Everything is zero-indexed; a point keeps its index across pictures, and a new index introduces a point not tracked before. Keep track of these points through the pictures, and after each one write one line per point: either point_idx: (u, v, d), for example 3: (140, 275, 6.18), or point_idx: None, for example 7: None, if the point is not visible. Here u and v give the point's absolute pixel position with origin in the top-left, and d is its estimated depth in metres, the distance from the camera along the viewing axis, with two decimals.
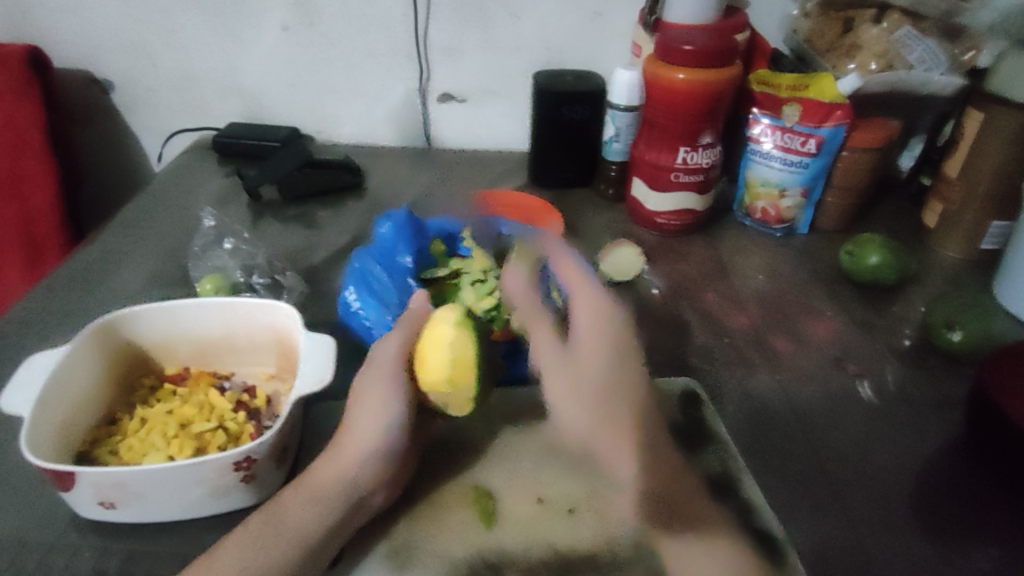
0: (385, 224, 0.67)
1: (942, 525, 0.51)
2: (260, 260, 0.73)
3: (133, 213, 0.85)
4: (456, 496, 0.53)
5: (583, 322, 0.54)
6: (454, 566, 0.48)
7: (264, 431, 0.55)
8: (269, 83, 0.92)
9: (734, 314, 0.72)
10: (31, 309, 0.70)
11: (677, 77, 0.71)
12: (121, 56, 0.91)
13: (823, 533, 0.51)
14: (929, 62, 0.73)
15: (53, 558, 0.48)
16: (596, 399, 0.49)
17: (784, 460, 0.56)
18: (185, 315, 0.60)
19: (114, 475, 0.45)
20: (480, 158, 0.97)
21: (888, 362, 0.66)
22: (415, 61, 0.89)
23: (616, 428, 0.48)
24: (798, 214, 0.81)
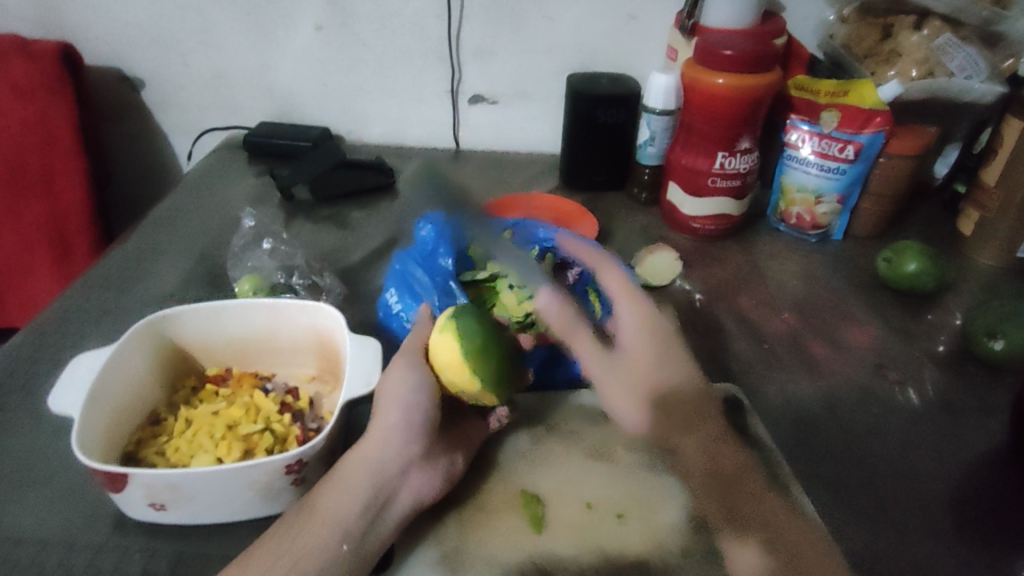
0: (425, 226, 0.66)
1: (991, 533, 0.51)
2: (297, 261, 0.73)
3: (165, 212, 0.86)
4: (504, 501, 0.53)
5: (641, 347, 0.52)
6: (504, 571, 0.48)
7: (310, 434, 0.55)
8: (300, 83, 0.92)
9: (771, 320, 0.71)
10: (69, 308, 0.70)
11: (716, 82, 0.71)
12: (152, 55, 0.91)
13: (872, 541, 0.50)
14: (969, 70, 0.72)
15: (104, 558, 0.48)
16: None
17: (829, 466, 0.56)
18: (228, 316, 0.60)
19: (169, 477, 0.45)
20: (510, 160, 0.97)
21: (928, 370, 0.65)
22: (447, 63, 0.89)
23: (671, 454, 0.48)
24: (833, 220, 0.80)
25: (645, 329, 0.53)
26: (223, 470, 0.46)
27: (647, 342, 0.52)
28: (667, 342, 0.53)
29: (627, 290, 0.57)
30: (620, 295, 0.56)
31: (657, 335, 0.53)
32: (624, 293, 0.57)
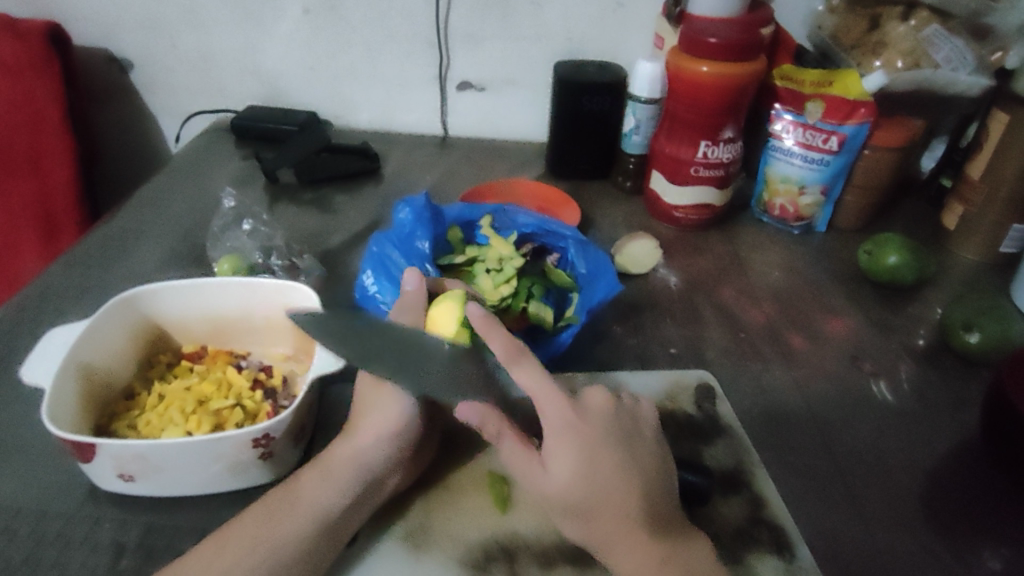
0: (404, 209, 0.67)
1: (953, 523, 0.51)
2: (277, 242, 0.73)
3: (151, 192, 0.86)
4: (470, 479, 0.53)
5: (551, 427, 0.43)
6: (467, 548, 0.49)
7: (281, 410, 0.55)
8: (287, 66, 0.92)
9: (750, 309, 0.71)
10: (50, 284, 0.70)
11: (700, 70, 0.71)
12: (141, 36, 0.91)
13: (836, 529, 0.50)
14: (956, 62, 0.72)
15: (73, 528, 0.49)
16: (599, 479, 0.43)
17: (797, 454, 0.56)
18: (204, 293, 0.60)
19: (135, 448, 0.45)
20: (497, 147, 0.97)
21: (904, 363, 0.65)
22: (434, 48, 0.89)
23: (603, 527, 0.43)
24: (817, 212, 0.80)
25: (561, 443, 0.43)
26: (190, 443, 0.46)
27: (566, 461, 0.43)
28: (591, 464, 0.43)
29: (546, 395, 0.43)
30: (537, 397, 0.44)
31: (577, 445, 0.43)
32: (540, 394, 0.44)
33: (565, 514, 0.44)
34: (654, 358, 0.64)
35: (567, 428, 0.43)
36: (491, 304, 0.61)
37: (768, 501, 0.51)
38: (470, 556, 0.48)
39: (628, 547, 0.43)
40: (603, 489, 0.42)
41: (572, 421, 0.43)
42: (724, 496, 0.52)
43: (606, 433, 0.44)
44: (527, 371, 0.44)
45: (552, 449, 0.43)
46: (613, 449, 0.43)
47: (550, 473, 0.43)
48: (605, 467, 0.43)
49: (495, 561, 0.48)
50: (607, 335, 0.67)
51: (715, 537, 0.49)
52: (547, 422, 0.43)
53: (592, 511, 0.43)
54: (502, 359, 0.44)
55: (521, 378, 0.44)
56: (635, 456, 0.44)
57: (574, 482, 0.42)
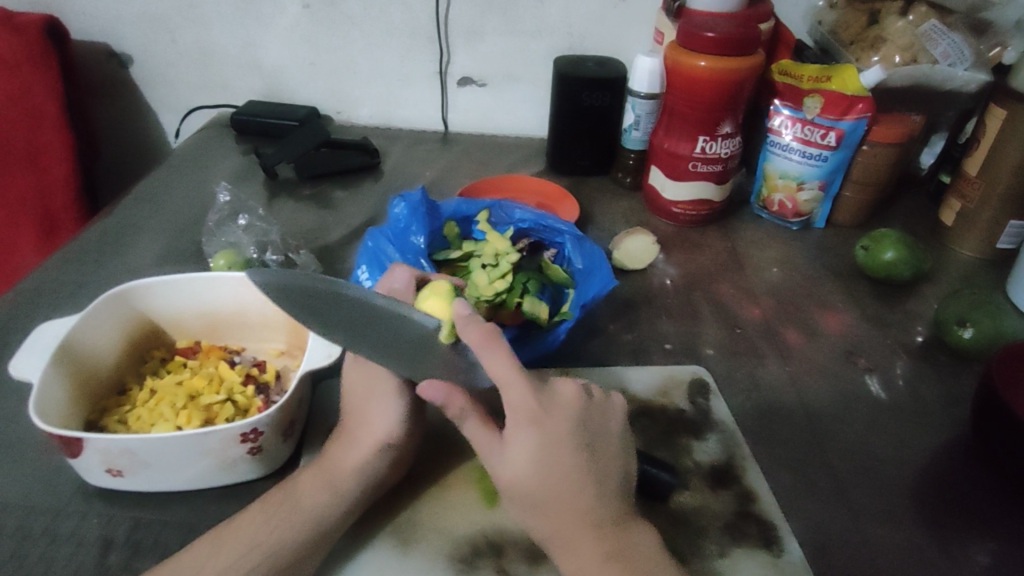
0: (399, 204, 0.67)
1: (944, 518, 0.51)
2: (274, 238, 0.73)
3: (148, 187, 0.86)
4: (461, 475, 0.53)
5: (512, 420, 0.42)
6: (456, 543, 0.49)
7: (272, 405, 0.55)
8: (287, 61, 0.92)
9: (746, 306, 0.71)
10: (47, 279, 0.71)
11: (698, 64, 0.70)
12: (140, 31, 0.91)
13: (825, 524, 0.50)
14: (954, 58, 0.71)
15: (62, 523, 0.49)
16: (555, 476, 0.41)
17: (789, 450, 0.56)
18: (197, 288, 0.60)
19: (123, 443, 0.46)
20: (497, 142, 0.97)
21: (899, 359, 0.65)
22: (434, 43, 0.89)
23: (552, 523, 0.42)
24: (815, 208, 0.80)
25: (523, 433, 0.41)
26: (179, 437, 0.46)
27: (524, 451, 0.41)
28: (548, 459, 0.41)
29: (513, 385, 0.42)
30: (505, 385, 0.42)
31: (538, 438, 0.41)
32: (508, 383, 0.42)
33: (516, 503, 0.43)
34: (648, 354, 0.64)
35: (530, 423, 0.41)
36: (485, 300, 0.60)
37: (757, 497, 0.51)
38: (458, 551, 0.48)
39: (575, 542, 0.42)
40: (558, 485, 0.41)
41: (537, 413, 0.42)
42: (714, 491, 0.52)
43: (571, 430, 0.42)
44: (500, 358, 0.42)
45: (510, 440, 0.42)
46: (572, 449, 0.42)
47: (507, 460, 0.42)
48: (563, 463, 0.42)
49: (483, 556, 0.48)
50: (602, 331, 0.67)
51: (703, 532, 0.49)
52: (511, 411, 0.42)
53: (544, 504, 0.42)
54: (474, 343, 0.42)
55: (491, 365, 0.42)
56: (597, 456, 0.43)
57: (530, 474, 0.41)
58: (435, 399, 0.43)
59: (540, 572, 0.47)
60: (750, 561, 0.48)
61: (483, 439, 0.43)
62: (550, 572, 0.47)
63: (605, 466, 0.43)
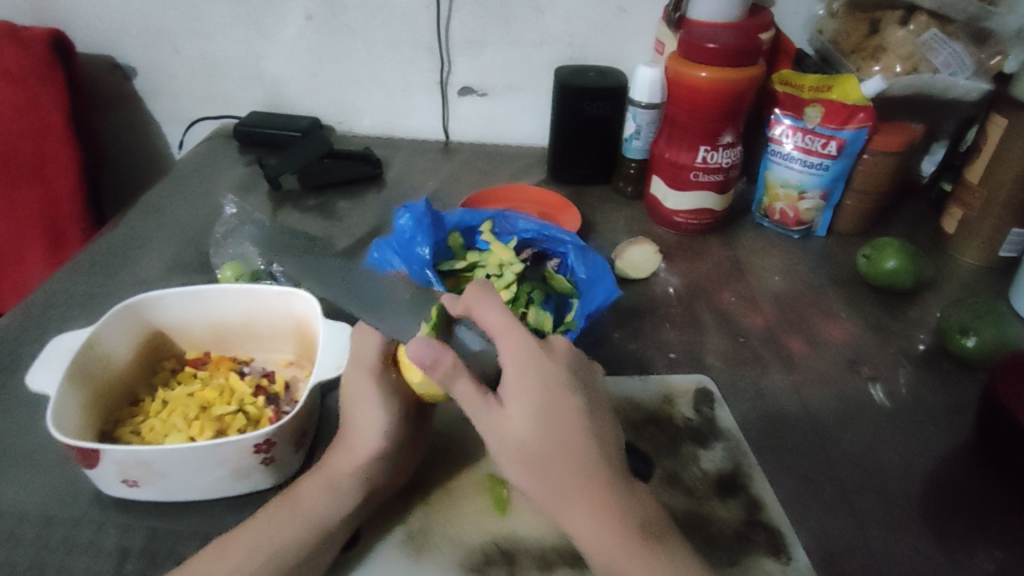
0: (403, 216, 0.67)
1: (948, 526, 0.51)
2: (280, 249, 0.74)
3: (154, 198, 0.86)
4: (470, 485, 0.54)
5: (513, 365, 0.43)
6: (465, 554, 0.49)
7: (282, 417, 0.56)
8: (290, 73, 0.93)
9: (749, 314, 0.72)
10: (55, 291, 0.71)
11: (699, 75, 0.71)
12: (145, 43, 0.92)
13: (832, 532, 0.51)
14: (955, 67, 0.72)
15: (76, 533, 0.49)
16: (558, 418, 0.43)
17: (795, 460, 0.56)
18: (206, 300, 0.61)
19: (138, 454, 0.46)
20: (499, 152, 0.97)
21: (903, 367, 0.65)
22: (435, 54, 0.90)
23: (559, 475, 0.42)
24: (816, 216, 0.80)
25: (523, 380, 0.43)
26: (194, 448, 0.46)
27: (526, 399, 0.42)
28: (548, 405, 0.43)
29: (511, 332, 0.44)
30: (502, 334, 0.44)
31: (538, 384, 0.43)
32: (504, 330, 0.45)
33: (519, 458, 0.43)
34: (653, 364, 0.65)
35: (531, 365, 0.43)
36: None
37: (765, 505, 0.52)
38: (468, 561, 0.49)
39: (582, 500, 0.42)
40: (561, 432, 0.42)
41: (535, 357, 0.43)
42: (722, 500, 0.52)
43: (567, 377, 0.44)
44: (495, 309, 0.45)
45: (510, 388, 0.43)
46: (572, 395, 0.44)
47: (508, 412, 0.42)
48: (562, 408, 0.43)
49: (492, 567, 0.48)
50: (607, 340, 0.67)
51: (713, 543, 0.50)
52: (510, 360, 0.43)
53: (547, 453, 0.42)
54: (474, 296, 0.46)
55: (489, 314, 0.45)
56: (592, 408, 0.44)
57: (534, 422, 0.42)
58: (426, 358, 0.42)
59: None
60: (759, 569, 0.48)
61: (474, 398, 0.43)
62: None
63: (603, 419, 0.45)
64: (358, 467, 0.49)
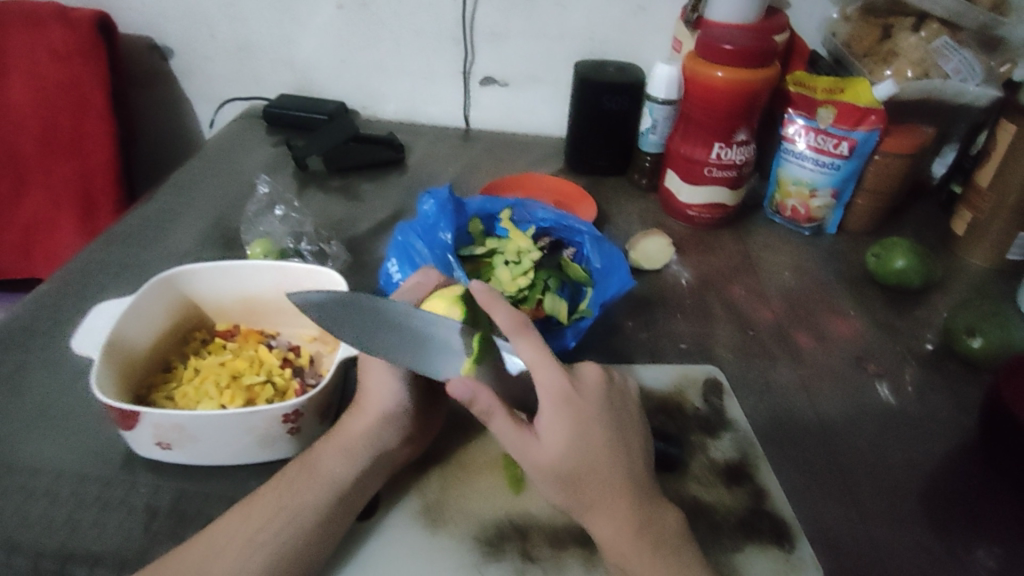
0: (427, 202, 0.70)
1: (946, 520, 0.54)
2: (307, 229, 0.77)
3: (186, 175, 0.90)
4: (486, 462, 0.57)
5: (548, 400, 0.46)
6: (481, 526, 0.52)
7: (308, 389, 0.59)
8: (318, 58, 0.96)
9: (758, 308, 0.74)
10: (92, 261, 0.74)
11: (715, 75, 0.73)
12: (179, 25, 0.94)
13: (829, 519, 0.54)
14: (965, 73, 0.74)
15: (114, 491, 0.53)
16: (591, 450, 0.45)
17: (799, 450, 0.59)
18: (238, 275, 0.64)
19: (176, 418, 0.49)
20: (518, 141, 1.00)
21: (907, 365, 0.68)
22: (460, 44, 0.92)
23: (589, 498, 0.45)
24: (827, 214, 0.82)
25: (557, 415, 0.45)
26: (227, 415, 0.50)
27: (560, 433, 0.45)
28: (581, 436, 0.45)
29: (545, 366, 0.46)
30: (538, 368, 0.46)
31: (571, 418, 0.45)
32: (539, 366, 0.46)
33: (553, 484, 0.45)
34: (663, 353, 0.68)
35: (564, 401, 0.45)
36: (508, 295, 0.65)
37: (768, 494, 0.55)
38: (483, 534, 0.52)
39: (607, 517, 0.46)
40: (592, 460, 0.45)
41: (568, 393, 0.46)
42: (728, 487, 0.55)
43: (597, 408, 0.47)
44: (530, 343, 0.47)
45: (546, 423, 0.45)
46: (602, 425, 0.46)
47: (544, 443, 0.45)
48: (594, 439, 0.45)
49: (506, 539, 0.51)
50: (619, 329, 0.70)
51: (718, 527, 0.53)
52: (545, 394, 0.46)
53: (579, 480, 0.45)
54: (510, 329, 0.47)
55: (524, 350, 0.46)
56: (620, 434, 0.47)
57: (568, 454, 0.45)
58: (464, 396, 0.44)
59: (561, 556, 0.50)
60: (762, 556, 0.51)
61: (513, 433, 0.45)
62: (570, 556, 0.50)
63: (630, 441, 0.48)
64: (379, 441, 0.52)
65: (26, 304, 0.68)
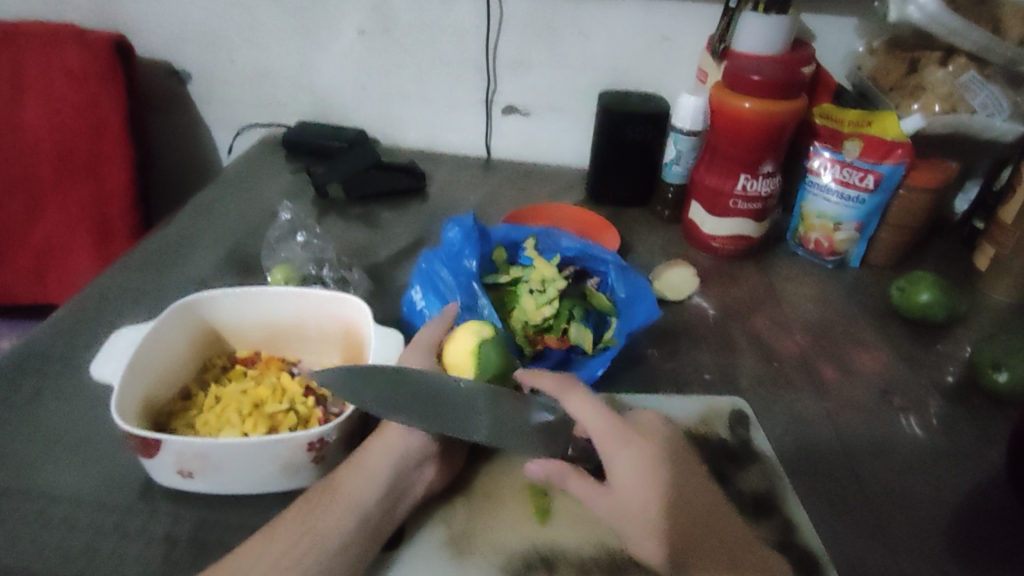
0: (452, 229, 0.69)
1: (981, 557, 0.52)
2: (328, 254, 0.77)
3: (204, 200, 0.89)
4: (510, 492, 0.55)
5: (608, 447, 0.51)
6: (508, 557, 0.51)
7: (331, 418, 0.58)
8: (340, 84, 0.96)
9: (783, 340, 0.73)
10: (111, 285, 0.74)
11: (743, 105, 0.73)
12: (201, 51, 0.95)
13: (865, 557, 0.52)
14: (992, 108, 0.75)
15: (133, 519, 0.51)
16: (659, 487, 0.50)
17: (828, 485, 0.57)
18: (260, 302, 0.63)
19: (198, 446, 0.48)
20: (538, 170, 1.00)
21: (933, 398, 0.67)
22: (482, 73, 0.92)
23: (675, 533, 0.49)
24: (850, 247, 0.82)
25: (621, 459, 0.51)
26: (250, 443, 0.49)
27: (629, 475, 0.50)
28: (649, 476, 0.50)
29: (597, 420, 0.52)
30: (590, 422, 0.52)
31: (635, 461, 0.51)
32: (592, 421, 0.52)
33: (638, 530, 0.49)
34: (687, 383, 0.66)
35: (622, 445, 0.51)
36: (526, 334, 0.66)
37: (798, 527, 0.53)
38: (510, 564, 0.50)
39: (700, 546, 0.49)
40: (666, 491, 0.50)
41: (624, 437, 0.52)
42: (756, 520, 0.54)
43: (655, 449, 0.52)
44: (582, 398, 0.53)
45: (615, 470, 0.51)
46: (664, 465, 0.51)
47: (617, 489, 0.50)
48: (659, 478, 0.50)
49: (535, 572, 0.50)
50: (643, 360, 0.69)
51: None
52: (603, 443, 0.52)
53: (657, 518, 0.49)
54: (556, 391, 0.53)
55: (576, 406, 0.52)
56: (685, 470, 0.52)
57: (639, 493, 0.50)
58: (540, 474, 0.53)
59: None
60: None
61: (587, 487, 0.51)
62: None
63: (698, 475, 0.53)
64: (399, 462, 0.51)
65: (46, 327, 0.68)
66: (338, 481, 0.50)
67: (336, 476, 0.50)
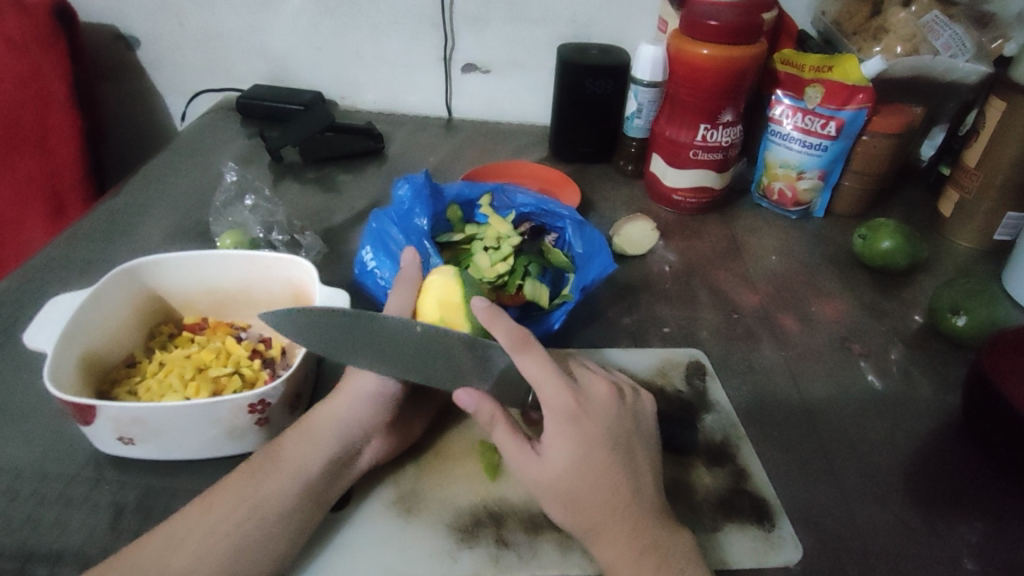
0: (403, 186, 0.67)
1: (934, 498, 0.52)
2: (279, 218, 0.75)
3: (156, 167, 0.87)
4: (461, 450, 0.54)
5: (552, 417, 0.45)
6: (457, 513, 0.50)
7: (277, 379, 0.56)
8: (293, 45, 0.93)
9: (745, 292, 0.72)
10: (56, 256, 0.72)
11: (700, 53, 0.71)
12: (148, 14, 0.92)
13: (817, 502, 0.51)
14: (955, 49, 0.72)
15: (76, 488, 0.50)
16: (597, 471, 0.44)
17: (783, 433, 0.57)
18: (204, 265, 0.62)
19: (134, 411, 0.47)
20: (500, 129, 0.98)
21: (893, 345, 0.66)
22: (438, 30, 0.90)
23: (593, 518, 0.44)
24: (814, 197, 0.81)
25: (561, 432, 0.44)
26: (187, 406, 0.47)
27: (563, 451, 0.44)
28: (585, 460, 0.44)
29: (549, 385, 0.45)
30: (541, 385, 0.45)
31: (575, 439, 0.44)
32: (542, 384, 0.45)
33: (553, 501, 0.45)
34: (646, 337, 0.65)
35: (567, 419, 0.44)
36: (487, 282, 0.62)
37: (750, 474, 0.53)
38: (459, 520, 0.50)
39: (622, 534, 0.43)
40: (600, 480, 0.44)
41: (572, 413, 0.44)
42: (710, 468, 0.53)
43: (604, 433, 0.45)
44: (533, 359, 0.45)
45: (550, 441, 0.44)
46: (610, 451, 0.44)
47: (546, 460, 0.44)
48: (598, 463, 0.44)
49: (483, 527, 0.49)
50: (601, 316, 0.68)
51: (698, 507, 0.51)
52: (551, 414, 0.45)
53: (582, 500, 0.44)
54: (509, 346, 0.46)
55: (528, 366, 0.45)
56: (633, 462, 0.45)
57: (569, 473, 0.44)
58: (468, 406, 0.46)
59: (539, 542, 0.48)
60: (740, 534, 0.49)
61: (512, 438, 0.46)
62: (548, 542, 0.49)
63: (644, 470, 0.46)
64: (344, 425, 0.49)
65: None
66: (280, 445, 0.48)
67: (279, 441, 0.48)
